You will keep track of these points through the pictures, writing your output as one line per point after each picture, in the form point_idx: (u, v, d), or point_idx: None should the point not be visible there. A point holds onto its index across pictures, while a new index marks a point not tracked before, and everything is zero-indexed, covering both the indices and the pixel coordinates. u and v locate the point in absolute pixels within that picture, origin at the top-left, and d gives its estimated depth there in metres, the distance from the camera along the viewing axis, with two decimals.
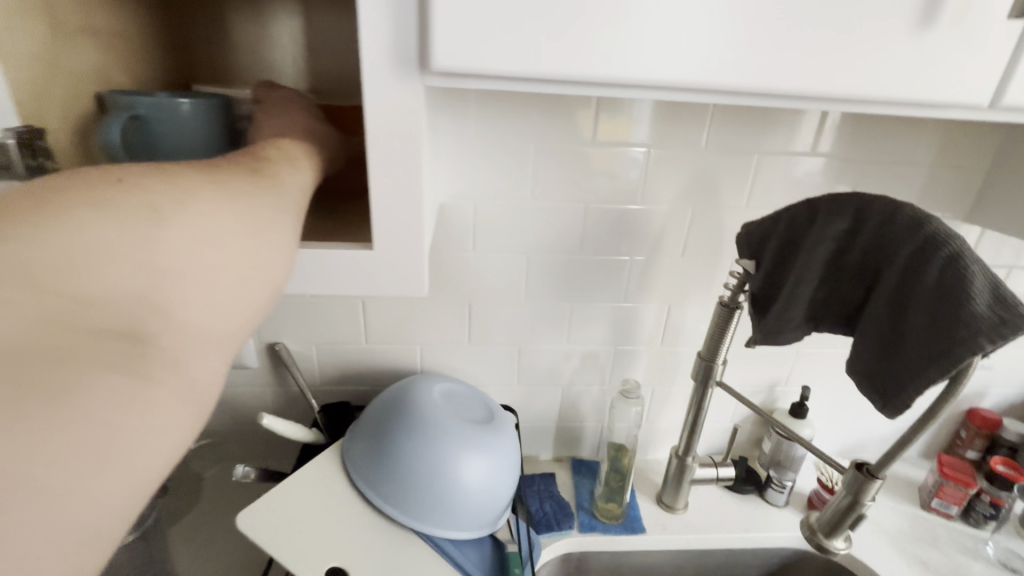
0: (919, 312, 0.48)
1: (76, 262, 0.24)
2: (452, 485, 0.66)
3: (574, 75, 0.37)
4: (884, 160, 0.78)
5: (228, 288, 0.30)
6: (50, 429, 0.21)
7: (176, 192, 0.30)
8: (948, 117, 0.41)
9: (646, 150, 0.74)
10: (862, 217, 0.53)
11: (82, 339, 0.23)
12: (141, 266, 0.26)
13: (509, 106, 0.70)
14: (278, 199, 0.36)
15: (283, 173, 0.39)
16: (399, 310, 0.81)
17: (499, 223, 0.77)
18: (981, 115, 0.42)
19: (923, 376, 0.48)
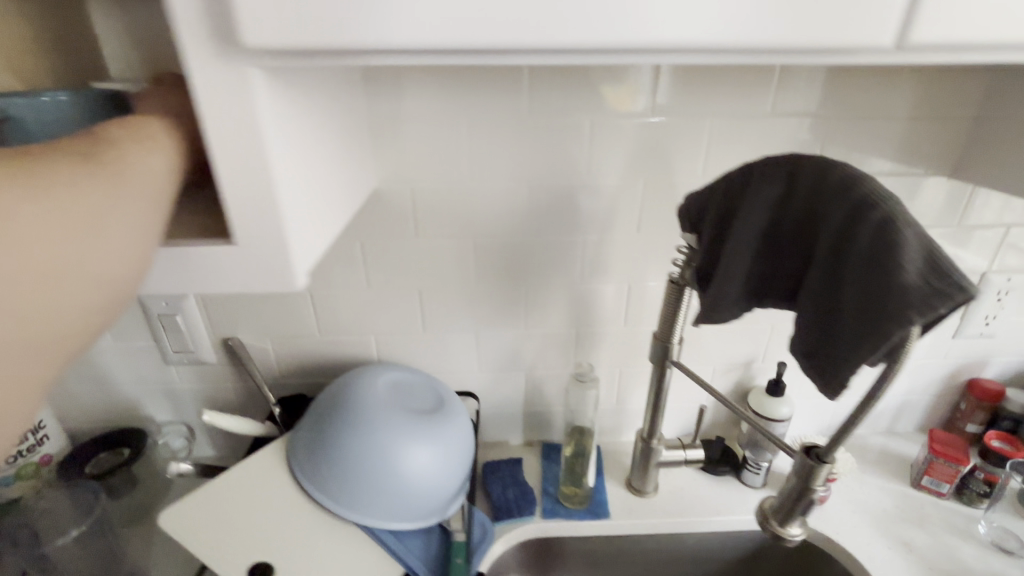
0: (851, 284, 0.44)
1: None
2: (391, 476, 0.65)
3: (415, 44, 0.34)
4: (856, 115, 0.71)
5: (38, 308, 0.31)
6: None
7: None
8: (854, 63, 0.36)
9: (659, 119, 0.70)
10: (795, 180, 0.48)
11: None
12: None
13: (437, 84, 0.67)
14: (114, 193, 0.33)
15: (130, 157, 0.34)
16: (348, 300, 0.80)
17: (440, 206, 0.74)
18: (896, 58, 0.36)
19: (857, 354, 0.44)
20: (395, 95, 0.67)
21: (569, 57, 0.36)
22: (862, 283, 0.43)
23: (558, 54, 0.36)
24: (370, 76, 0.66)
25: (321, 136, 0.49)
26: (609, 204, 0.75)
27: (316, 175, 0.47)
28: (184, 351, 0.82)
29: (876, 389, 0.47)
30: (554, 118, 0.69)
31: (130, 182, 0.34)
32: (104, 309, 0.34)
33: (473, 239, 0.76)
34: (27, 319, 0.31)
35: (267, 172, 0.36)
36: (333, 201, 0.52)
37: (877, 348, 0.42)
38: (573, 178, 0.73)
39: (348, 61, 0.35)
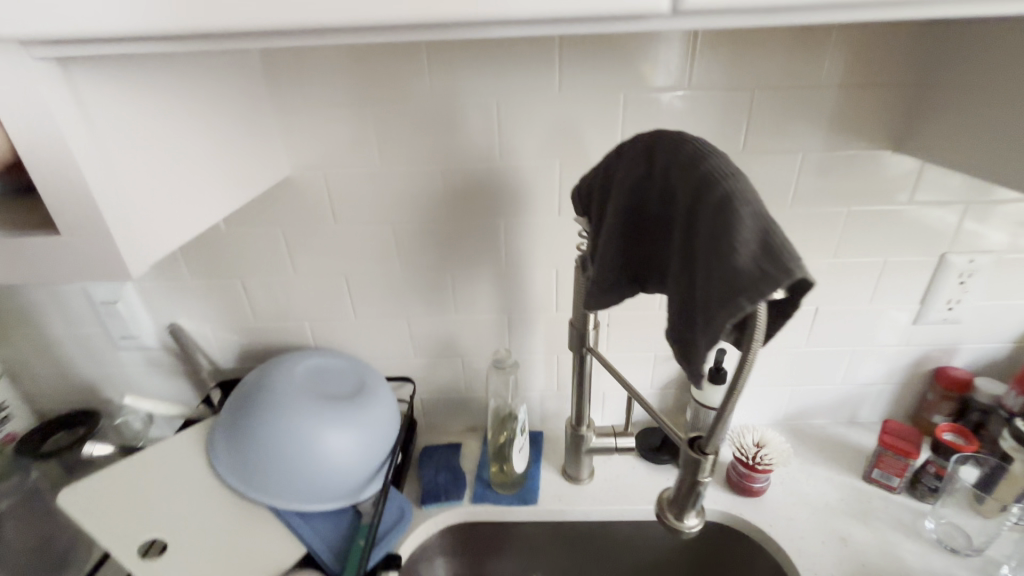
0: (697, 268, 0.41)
1: None
2: (298, 460, 0.66)
3: (201, 28, 0.35)
4: (783, 85, 0.67)
5: None
6: None
7: None
8: (636, 30, 0.36)
9: (684, 95, 0.67)
10: (655, 159, 0.46)
11: None
12: None
13: (340, 69, 0.67)
14: None
15: None
16: (277, 287, 0.82)
17: (356, 193, 0.74)
18: (676, 24, 0.36)
19: (706, 340, 0.41)
20: (300, 83, 0.67)
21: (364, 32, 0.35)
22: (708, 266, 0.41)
23: (356, 32, 0.36)
24: (273, 63, 0.66)
25: (183, 125, 0.50)
26: (527, 188, 0.73)
27: (170, 165, 0.48)
28: (129, 337, 0.85)
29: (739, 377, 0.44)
30: (459, 100, 0.68)
31: None
32: None
33: (394, 226, 0.76)
34: None
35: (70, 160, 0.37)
36: (206, 190, 0.53)
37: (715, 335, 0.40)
38: (487, 160, 0.72)
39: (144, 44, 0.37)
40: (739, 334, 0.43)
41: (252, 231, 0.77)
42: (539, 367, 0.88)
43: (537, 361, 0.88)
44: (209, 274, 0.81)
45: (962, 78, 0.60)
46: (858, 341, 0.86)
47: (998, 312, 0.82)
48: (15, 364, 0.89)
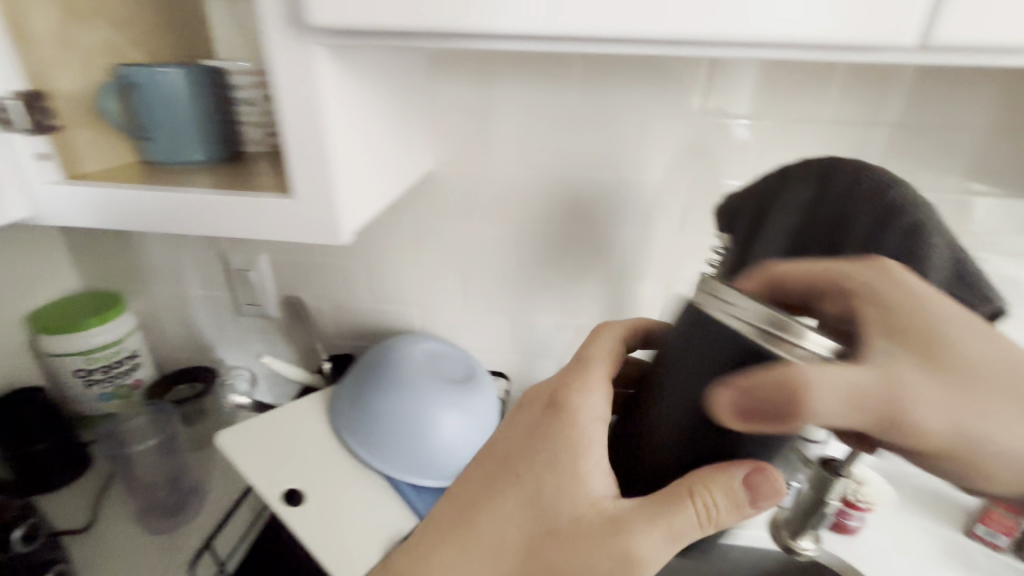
0: None
1: (523, 456, 0.46)
2: (418, 436, 0.70)
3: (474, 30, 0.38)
4: (929, 125, 0.68)
5: (592, 537, 0.40)
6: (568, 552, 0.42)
7: (506, 493, 0.45)
8: (879, 61, 0.36)
9: (881, 129, 0.69)
10: (827, 183, 0.48)
11: (546, 533, 0.43)
12: (538, 510, 0.43)
13: (494, 75, 0.72)
14: (565, 469, 0.43)
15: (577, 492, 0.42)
16: (400, 273, 0.87)
17: (491, 191, 0.79)
18: (924, 58, 0.36)
19: None
20: (454, 84, 0.73)
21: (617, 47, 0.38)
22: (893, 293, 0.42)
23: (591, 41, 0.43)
24: (436, 64, 0.72)
25: (389, 117, 0.56)
26: (652, 202, 0.76)
27: (378, 150, 0.53)
28: (254, 305, 0.92)
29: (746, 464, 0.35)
30: (601, 113, 0.72)
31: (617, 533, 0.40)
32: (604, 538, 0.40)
33: (519, 225, 0.81)
34: (509, 518, 0.44)
35: (322, 130, 0.43)
36: (393, 173, 0.58)
37: (758, 503, 0.36)
38: (619, 172, 0.75)
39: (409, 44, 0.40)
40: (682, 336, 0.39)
41: (389, 217, 0.83)
42: None
43: None
44: (339, 254, 0.87)
45: None
46: None
47: None
48: (148, 318, 0.97)
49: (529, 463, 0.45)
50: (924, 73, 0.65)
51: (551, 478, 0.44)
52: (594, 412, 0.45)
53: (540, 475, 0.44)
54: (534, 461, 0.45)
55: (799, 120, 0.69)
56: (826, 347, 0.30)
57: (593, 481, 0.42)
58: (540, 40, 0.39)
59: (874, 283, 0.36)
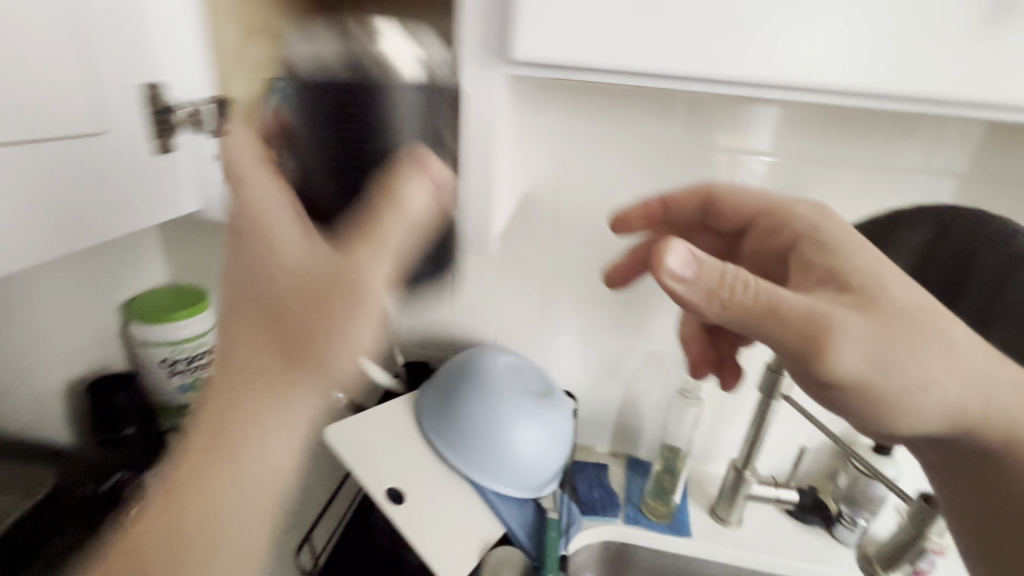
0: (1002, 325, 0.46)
1: (255, 261, 0.37)
2: (503, 444, 0.72)
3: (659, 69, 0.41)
4: (1014, 179, 0.71)
5: (344, 305, 0.37)
6: (312, 345, 0.37)
7: (256, 336, 0.37)
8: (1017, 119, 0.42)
9: (967, 180, 0.72)
10: (948, 226, 0.52)
11: (293, 338, 0.37)
12: (280, 323, 0.37)
13: (595, 106, 0.77)
14: (269, 265, 0.37)
15: (285, 265, 0.37)
16: (482, 285, 0.90)
17: (583, 214, 0.83)
18: None
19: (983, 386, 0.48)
20: (558, 112, 0.78)
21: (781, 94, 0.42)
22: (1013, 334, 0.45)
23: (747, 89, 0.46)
24: (546, 93, 0.77)
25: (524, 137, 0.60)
26: None
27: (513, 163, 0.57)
28: None
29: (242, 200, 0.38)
30: (695, 147, 0.76)
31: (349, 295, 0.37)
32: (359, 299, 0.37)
33: (602, 247, 0.84)
34: (256, 358, 0.37)
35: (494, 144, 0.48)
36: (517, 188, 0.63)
37: (437, 181, 0.39)
38: None
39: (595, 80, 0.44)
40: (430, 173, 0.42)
41: None
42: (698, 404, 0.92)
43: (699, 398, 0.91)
44: None
45: None
46: None
47: None
48: None
49: (266, 276, 0.37)
50: (1013, 131, 0.69)
51: (260, 270, 0.37)
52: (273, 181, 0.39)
53: (264, 270, 0.37)
54: (270, 267, 0.37)
55: (888, 166, 0.73)
56: (414, 58, 0.40)
57: (286, 248, 0.37)
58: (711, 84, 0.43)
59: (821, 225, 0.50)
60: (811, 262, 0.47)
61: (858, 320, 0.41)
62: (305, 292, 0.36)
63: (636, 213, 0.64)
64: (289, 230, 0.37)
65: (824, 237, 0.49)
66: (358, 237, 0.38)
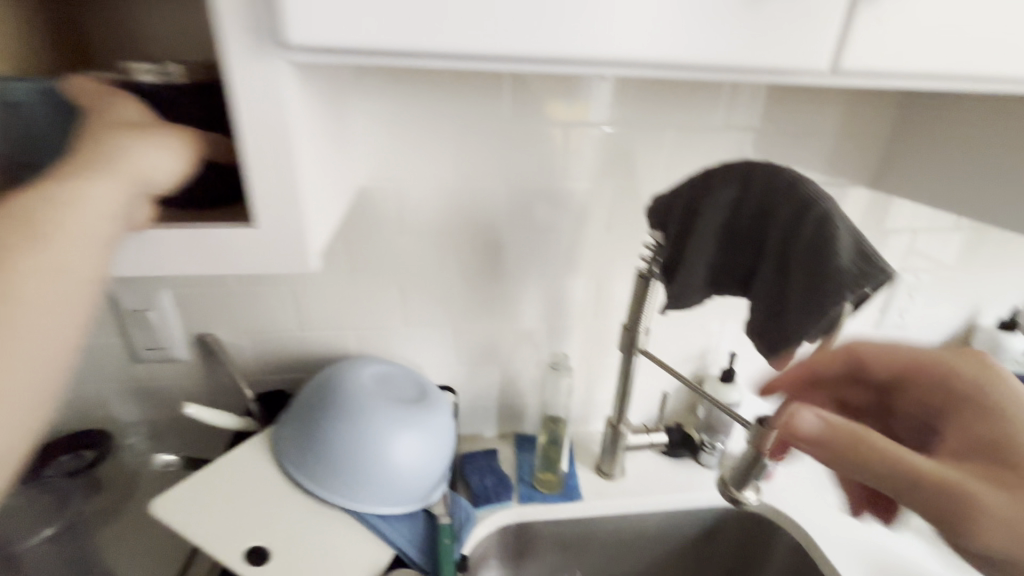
0: (799, 270, 0.52)
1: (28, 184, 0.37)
2: (380, 463, 0.67)
3: (459, 47, 0.38)
4: (796, 130, 0.82)
5: (80, 194, 0.37)
6: (45, 227, 0.36)
7: None
8: (796, 81, 0.44)
9: (761, 133, 0.81)
10: (748, 181, 0.57)
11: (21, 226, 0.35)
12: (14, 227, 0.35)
13: (419, 88, 0.72)
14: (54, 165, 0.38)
15: (106, 117, 0.40)
16: (333, 293, 0.82)
17: (427, 204, 0.78)
18: (831, 80, 0.44)
19: (796, 324, 0.52)
20: (383, 96, 0.71)
21: (586, 68, 0.41)
22: (807, 262, 0.51)
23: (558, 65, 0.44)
24: (365, 78, 0.70)
25: (332, 132, 0.53)
26: (581, 204, 0.82)
27: (324, 158, 0.49)
28: (156, 348, 0.81)
29: (75, 83, 0.42)
30: (529, 123, 0.76)
31: (112, 163, 0.38)
32: (114, 176, 0.37)
33: (456, 235, 0.81)
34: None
35: (282, 140, 0.40)
36: (337, 189, 0.56)
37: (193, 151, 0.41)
38: (550, 179, 0.79)
39: (394, 63, 0.39)
40: (154, 96, 0.44)
41: None
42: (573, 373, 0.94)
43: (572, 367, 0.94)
44: (260, 281, 0.79)
45: (934, 128, 0.77)
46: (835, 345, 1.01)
47: (933, 320, 1.03)
48: None
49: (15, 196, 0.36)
50: (790, 89, 0.79)
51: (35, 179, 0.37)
52: (114, 91, 0.42)
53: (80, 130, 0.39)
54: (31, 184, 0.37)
55: (701, 129, 0.80)
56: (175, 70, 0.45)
57: (114, 112, 0.40)
58: (511, 60, 0.40)
59: (988, 382, 0.54)
60: (975, 428, 0.51)
61: (1003, 497, 0.45)
62: (136, 126, 0.40)
63: (782, 380, 0.64)
64: (124, 108, 0.41)
65: (992, 402, 0.52)
66: (117, 134, 0.39)
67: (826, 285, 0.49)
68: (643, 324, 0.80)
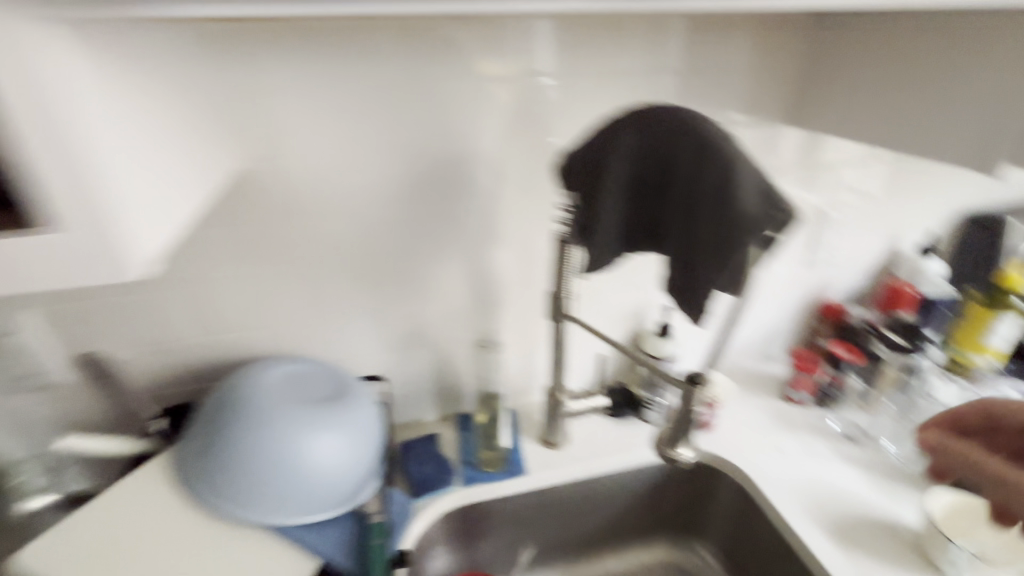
0: (708, 217, 0.49)
1: None
2: (286, 474, 0.64)
3: None
4: (711, 67, 0.77)
5: None
6: None
7: None
8: None
9: (675, 74, 0.76)
10: (649, 127, 0.52)
11: None
12: None
13: (289, 54, 0.63)
14: None
15: None
16: (231, 292, 0.74)
17: (320, 183, 0.71)
18: None
19: (711, 271, 0.50)
20: (248, 65, 0.62)
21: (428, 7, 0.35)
22: (715, 206, 0.48)
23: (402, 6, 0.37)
24: (223, 38, 0.60)
25: (164, 107, 0.45)
26: (490, 168, 0.76)
27: (149, 140, 0.42)
28: (32, 375, 0.72)
29: None
30: (422, 84, 0.69)
31: None
32: None
33: (359, 216, 0.75)
34: None
35: (59, 121, 0.32)
36: (185, 175, 0.49)
37: None
38: (454, 144, 0.73)
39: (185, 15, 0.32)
40: None
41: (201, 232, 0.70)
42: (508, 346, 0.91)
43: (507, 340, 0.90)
44: (142, 287, 0.71)
45: (852, 55, 0.74)
46: (769, 287, 1.01)
47: (859, 253, 1.04)
48: None
49: None
50: (700, 23, 0.74)
51: None
52: None
53: None
54: None
55: (612, 74, 0.74)
56: None
57: None
58: None
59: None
60: None
61: None
62: None
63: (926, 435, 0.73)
64: None
65: None
66: None
67: (737, 228, 0.47)
68: (569, 289, 0.76)
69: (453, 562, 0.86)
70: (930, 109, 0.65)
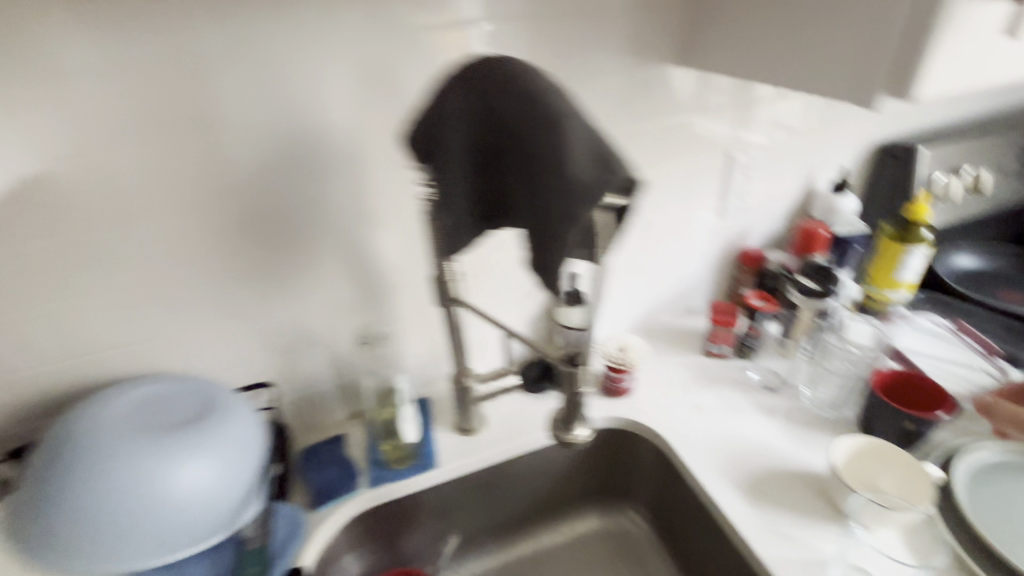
0: (550, 178, 0.42)
1: None
2: (140, 513, 0.57)
3: None
4: (584, 7, 0.69)
5: None
6: None
7: None
8: None
9: (544, 18, 0.68)
10: (480, 86, 0.45)
11: None
12: None
13: (57, 31, 0.52)
14: None
15: None
16: (64, 314, 0.65)
17: (143, 180, 0.61)
18: None
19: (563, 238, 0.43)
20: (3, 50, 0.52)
21: None
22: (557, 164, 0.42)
23: None
24: None
25: None
26: (348, 144, 0.68)
27: None
28: None
29: None
30: (241, 55, 0.59)
31: None
32: None
33: (200, 215, 0.66)
34: None
35: None
36: None
37: None
38: (299, 120, 0.64)
39: None
40: None
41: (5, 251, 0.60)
42: (409, 334, 0.84)
43: (405, 328, 0.84)
44: None
45: None
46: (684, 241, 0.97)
47: (773, 195, 1.00)
48: None
49: None
50: None
51: None
52: None
53: None
54: None
55: (470, 24, 0.66)
56: None
57: None
58: None
59: None
60: None
61: None
62: None
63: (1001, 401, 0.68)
64: None
65: None
66: None
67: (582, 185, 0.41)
68: (453, 270, 0.69)
69: (372, 563, 0.82)
70: (807, 37, 0.59)
